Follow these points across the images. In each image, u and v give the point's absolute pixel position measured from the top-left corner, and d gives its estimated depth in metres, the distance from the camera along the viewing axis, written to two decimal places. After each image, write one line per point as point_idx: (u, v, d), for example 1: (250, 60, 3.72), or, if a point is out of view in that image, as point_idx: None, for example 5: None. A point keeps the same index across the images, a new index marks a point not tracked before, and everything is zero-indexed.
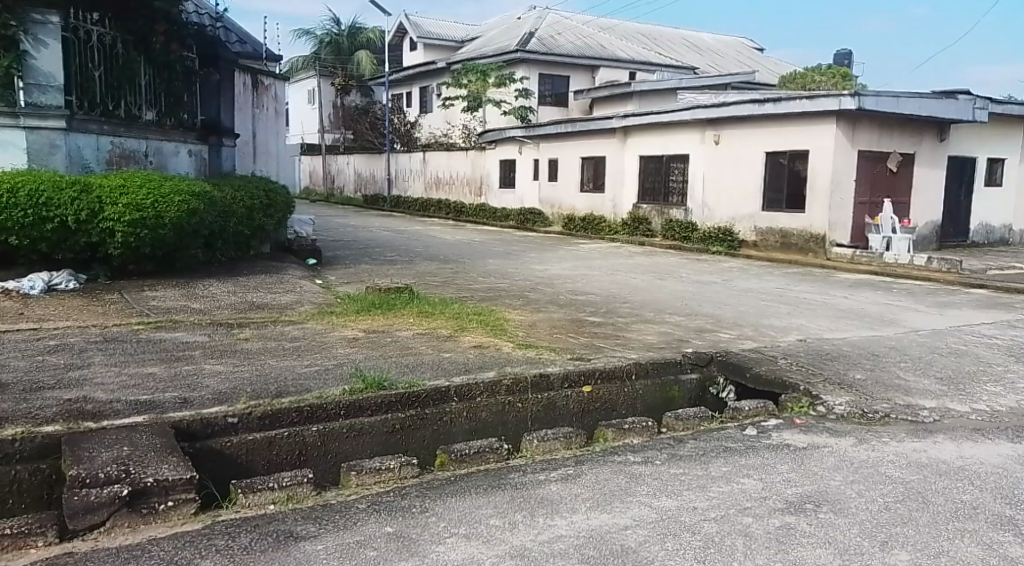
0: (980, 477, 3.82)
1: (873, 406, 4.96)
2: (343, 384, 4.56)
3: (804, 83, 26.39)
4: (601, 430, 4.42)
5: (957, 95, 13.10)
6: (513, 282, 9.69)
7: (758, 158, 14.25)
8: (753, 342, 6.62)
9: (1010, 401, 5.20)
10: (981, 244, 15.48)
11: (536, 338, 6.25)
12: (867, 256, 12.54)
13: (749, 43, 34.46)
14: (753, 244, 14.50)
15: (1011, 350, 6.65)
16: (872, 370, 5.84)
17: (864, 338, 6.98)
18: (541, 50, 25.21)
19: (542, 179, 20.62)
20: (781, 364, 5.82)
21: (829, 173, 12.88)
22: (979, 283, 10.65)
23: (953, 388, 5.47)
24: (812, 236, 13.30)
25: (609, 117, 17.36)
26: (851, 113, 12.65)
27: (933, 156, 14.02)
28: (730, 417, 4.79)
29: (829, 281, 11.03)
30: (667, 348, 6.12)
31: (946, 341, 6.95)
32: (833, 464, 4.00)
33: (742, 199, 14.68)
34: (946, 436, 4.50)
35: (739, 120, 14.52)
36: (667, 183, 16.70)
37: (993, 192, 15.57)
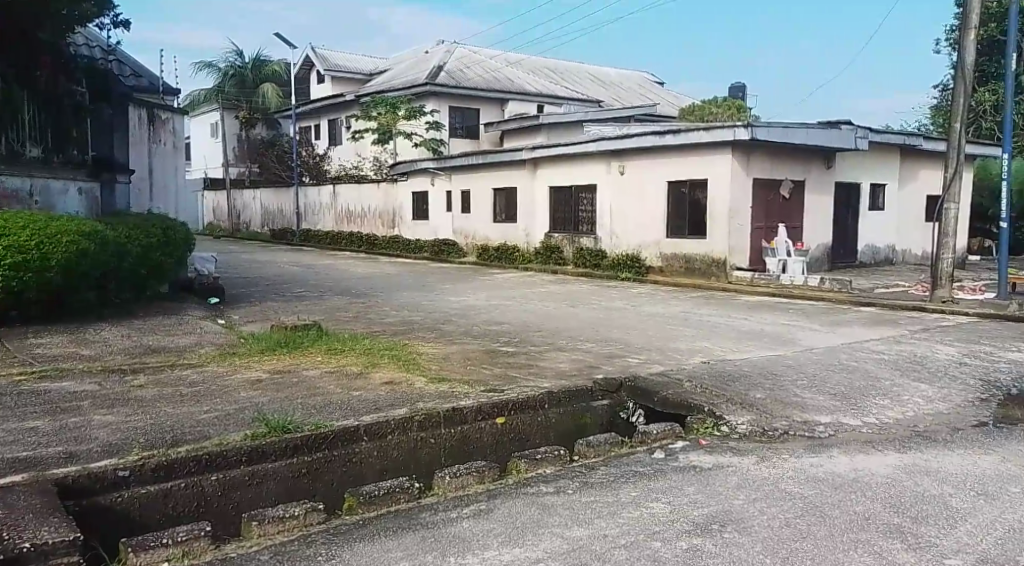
0: (871, 488, 4.02)
1: (773, 424, 5.15)
2: (245, 429, 4.38)
3: (702, 115, 27.62)
4: (514, 462, 4.40)
5: (840, 125, 13.96)
6: (426, 315, 9.62)
7: (662, 187, 14.75)
8: (660, 366, 6.79)
9: (897, 413, 5.51)
10: (868, 264, 16.45)
11: (449, 371, 6.21)
12: (765, 279, 13.13)
13: (650, 77, 35.86)
14: (660, 269, 14.92)
15: (897, 365, 7.07)
16: (771, 389, 6.07)
17: (764, 358, 7.27)
18: (449, 83, 25.42)
19: (454, 211, 20.69)
20: (686, 387, 5.98)
21: (727, 201, 13.47)
22: (867, 301, 11.31)
23: (846, 403, 5.75)
24: (714, 261, 13.82)
25: (518, 149, 17.65)
26: (745, 144, 13.29)
27: (821, 183, 14.87)
28: (639, 442, 4.88)
29: (731, 304, 11.47)
30: (578, 376, 6.19)
31: (839, 358, 7.33)
32: (737, 483, 4.12)
33: (648, 226, 15.12)
34: (841, 450, 4.71)
35: (642, 152, 15.02)
36: (576, 212, 17.02)
37: (877, 215, 16.61)
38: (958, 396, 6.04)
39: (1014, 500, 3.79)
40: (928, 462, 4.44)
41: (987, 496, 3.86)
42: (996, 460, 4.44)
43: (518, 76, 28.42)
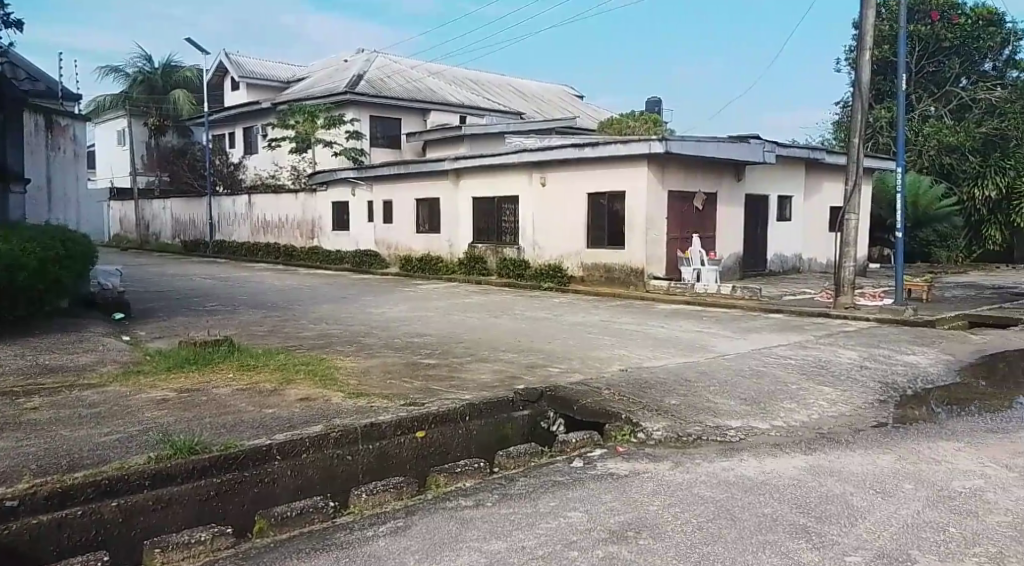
0: (779, 490, 4.16)
1: (687, 429, 5.30)
2: (149, 451, 4.19)
3: (620, 129, 28.24)
4: (433, 476, 4.35)
5: (749, 139, 14.49)
6: (345, 327, 9.44)
7: (581, 199, 14.99)
8: (580, 374, 6.86)
9: (803, 416, 5.75)
10: (777, 272, 17.14)
11: (368, 385, 6.09)
12: (680, 287, 13.50)
13: (570, 90, 36.46)
14: (581, 279, 15.11)
15: (803, 369, 7.38)
16: (685, 395, 6.22)
17: (678, 365, 7.45)
18: (369, 92, 25.12)
19: (375, 221, 20.45)
20: (606, 395, 6.06)
21: (644, 213, 13.79)
22: (776, 308, 11.77)
23: (755, 407, 5.95)
24: (633, 270, 14.11)
25: (441, 159, 17.60)
26: (660, 157, 13.66)
27: (732, 194, 15.43)
28: (559, 451, 4.91)
29: (649, 312, 11.73)
30: (499, 387, 6.19)
31: (749, 363, 7.59)
32: (652, 489, 4.20)
33: (569, 236, 15.31)
34: (751, 453, 4.87)
35: (562, 164, 15.23)
36: (499, 222, 17.05)
37: (784, 226, 17.34)
38: (859, 398, 6.35)
39: (908, 496, 4.00)
40: (831, 462, 4.64)
41: (884, 493, 4.06)
42: (892, 459, 4.68)
43: (439, 86, 28.42)
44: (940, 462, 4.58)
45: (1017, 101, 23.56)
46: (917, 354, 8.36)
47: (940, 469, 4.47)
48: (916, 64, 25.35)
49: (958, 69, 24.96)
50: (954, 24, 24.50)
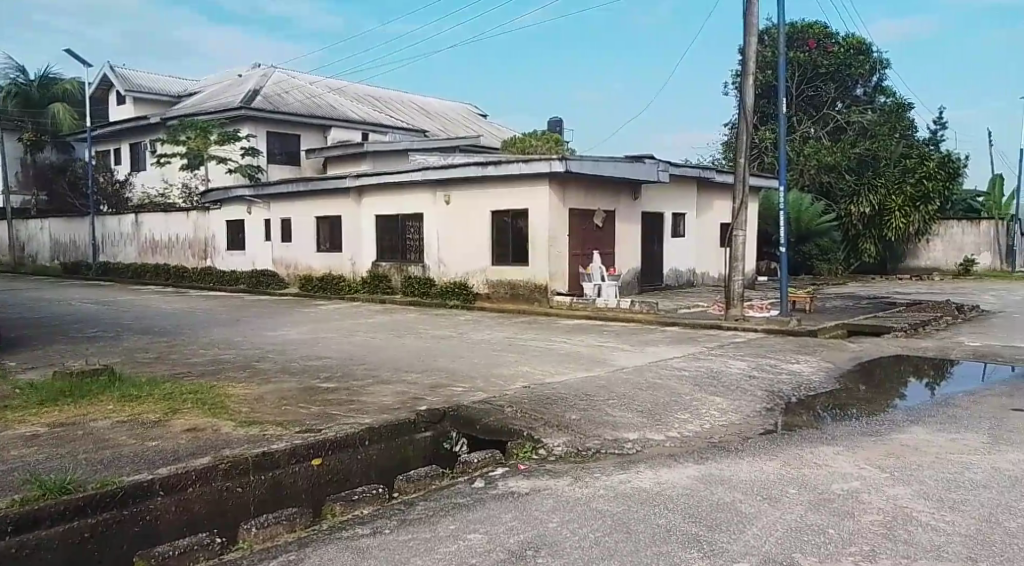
0: (673, 500, 4.27)
1: (586, 444, 5.38)
2: (15, 493, 3.93)
3: (523, 147, 28.63)
4: (329, 505, 4.22)
5: (644, 159, 14.97)
6: (239, 352, 9.09)
7: (485, 216, 15.06)
8: (483, 393, 6.85)
9: (695, 426, 5.95)
10: (673, 287, 17.72)
11: (262, 412, 5.86)
12: (583, 303, 13.73)
13: (472, 108, 36.71)
14: (486, 296, 15.13)
15: (697, 380, 7.63)
16: (585, 410, 6.30)
17: (579, 380, 7.55)
18: (266, 108, 24.45)
19: (274, 241, 19.86)
20: (507, 413, 6.07)
21: (546, 230, 14.00)
22: (672, 321, 12.16)
23: (651, 419, 6.10)
24: (537, 286, 14.26)
25: (342, 177, 17.33)
26: (560, 175, 13.93)
27: (630, 212, 15.89)
28: (460, 472, 4.87)
29: (552, 327, 11.89)
30: (399, 409, 6.08)
31: (646, 376, 7.80)
32: (552, 506, 4.21)
33: (473, 253, 15.33)
34: (647, 465, 4.98)
35: (465, 182, 15.28)
36: (402, 240, 16.88)
37: (679, 242, 17.99)
38: (747, 406, 6.62)
39: (792, 501, 4.19)
40: (722, 470, 4.81)
41: (770, 499, 4.23)
42: (778, 465, 4.89)
43: (340, 103, 28.00)
44: (821, 466, 4.83)
45: (885, 123, 25.46)
46: (801, 362, 8.82)
47: (820, 473, 4.71)
48: (796, 89, 26.98)
49: (833, 94, 26.70)
50: (829, 52, 26.57)
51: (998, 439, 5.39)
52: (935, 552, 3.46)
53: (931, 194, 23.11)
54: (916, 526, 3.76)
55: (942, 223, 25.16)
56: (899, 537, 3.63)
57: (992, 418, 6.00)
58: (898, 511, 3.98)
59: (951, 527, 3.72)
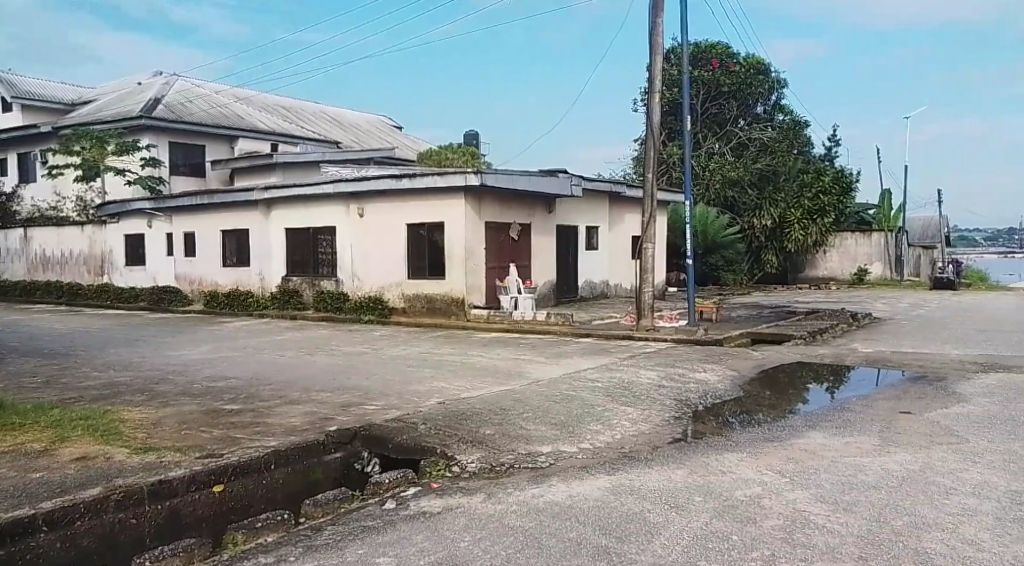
0: (583, 513, 4.30)
1: (499, 459, 5.37)
2: None
3: (439, 160, 28.55)
4: (230, 534, 4.05)
5: (558, 173, 15.17)
6: (137, 373, 8.65)
7: (399, 229, 14.90)
8: (396, 410, 6.73)
9: (608, 436, 6.04)
10: (588, 298, 17.99)
11: (160, 438, 5.58)
12: (499, 316, 13.75)
13: (386, 119, 36.41)
14: (402, 310, 14.94)
15: (608, 391, 7.74)
16: (499, 424, 6.29)
17: (494, 394, 7.53)
18: (169, 117, 23.49)
19: (177, 255, 19.05)
20: (421, 431, 5.99)
21: (462, 244, 13.97)
22: (587, 333, 12.33)
23: (564, 431, 6.16)
24: (453, 300, 14.19)
25: (249, 190, 16.82)
26: (476, 189, 13.95)
27: (544, 225, 16.06)
28: (371, 493, 4.74)
29: (469, 341, 11.87)
30: (308, 430, 5.90)
31: (560, 388, 7.85)
32: (464, 524, 4.17)
33: (388, 266, 15.12)
34: (559, 478, 5.00)
35: (380, 195, 15.10)
36: (314, 255, 16.49)
37: (593, 255, 18.30)
38: (657, 415, 6.77)
39: (697, 508, 4.29)
40: (632, 481, 4.88)
41: (677, 508, 4.32)
42: (686, 473, 5.02)
43: (248, 114, 27.24)
44: (725, 473, 4.98)
45: (783, 141, 26.42)
46: (708, 370, 9.11)
47: (724, 479, 4.85)
48: (701, 106, 28.01)
49: (735, 111, 27.81)
50: (731, 71, 27.71)
51: (888, 440, 5.71)
52: (830, 553, 3.60)
53: (827, 207, 24.69)
54: (813, 529, 3.91)
55: (837, 235, 26.69)
56: (797, 540, 3.77)
57: (883, 421, 6.34)
58: (796, 514, 4.13)
59: (844, 529, 3.89)
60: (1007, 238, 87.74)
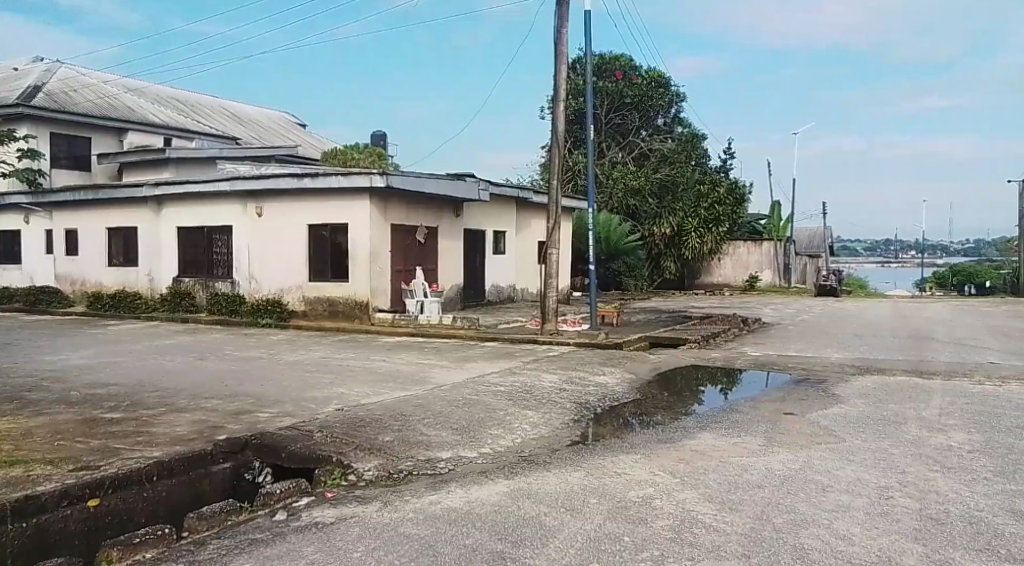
0: (480, 518, 4.29)
1: (398, 466, 5.29)
2: None
3: (344, 160, 28.01)
4: (103, 552, 3.81)
5: (464, 177, 15.16)
6: (8, 381, 8.03)
7: (301, 230, 14.49)
8: (291, 418, 6.52)
9: (508, 440, 6.06)
10: (494, 303, 18.02)
11: (29, 450, 5.19)
12: (404, 319, 13.58)
13: (289, 117, 35.40)
14: (303, 314, 14.52)
15: (510, 395, 7.77)
16: (399, 431, 6.20)
17: (395, 400, 7.41)
18: (50, 106, 22.01)
19: (57, 254, 17.85)
20: (316, 439, 5.82)
21: (366, 245, 13.72)
22: (492, 336, 12.36)
23: (465, 436, 6.14)
24: (356, 303, 13.90)
25: (139, 186, 15.97)
26: (381, 191, 13.75)
27: (450, 229, 16.00)
28: (260, 505, 4.56)
29: (371, 345, 11.67)
30: (195, 439, 5.64)
31: (463, 393, 7.82)
32: (358, 534, 4.08)
33: (289, 269, 14.67)
34: (457, 484, 4.97)
35: (280, 195, 14.65)
36: (208, 256, 15.81)
37: (499, 259, 18.36)
38: (556, 419, 6.84)
39: (592, 511, 4.36)
40: (529, 485, 4.91)
41: (572, 510, 4.38)
42: (583, 475, 5.09)
43: (139, 106, 25.89)
44: (620, 474, 5.09)
45: (682, 152, 27.42)
46: (608, 373, 9.31)
47: (620, 481, 4.95)
48: (605, 116, 28.65)
49: (637, 122, 28.63)
50: (633, 83, 28.53)
51: (773, 440, 5.98)
52: (715, 551, 3.73)
53: (722, 217, 25.93)
54: (701, 528, 4.05)
55: (731, 243, 27.89)
56: (685, 539, 3.89)
57: (768, 422, 6.66)
58: (686, 514, 4.26)
59: (730, 527, 4.04)
60: (885, 248, 94.04)
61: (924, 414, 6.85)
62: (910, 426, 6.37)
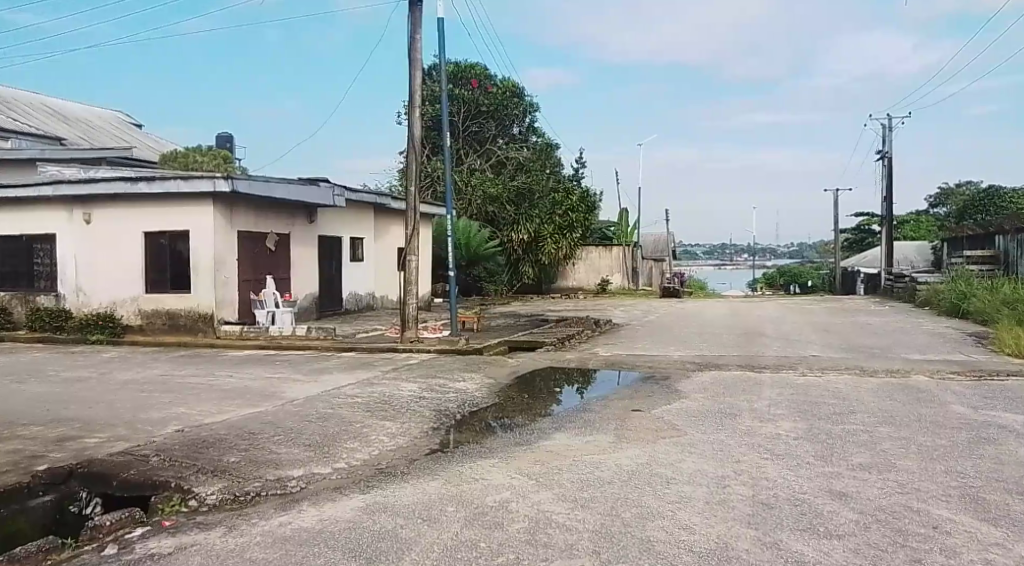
0: (332, 537, 4.15)
1: (244, 488, 5.02)
2: None
3: (186, 163, 26.41)
4: None
5: (318, 182, 14.69)
6: None
7: (136, 238, 13.48)
8: (124, 442, 6.05)
9: (364, 454, 5.92)
10: (352, 311, 17.61)
11: None
12: (254, 331, 12.97)
13: (122, 116, 32.90)
14: (139, 328, 13.51)
15: (367, 407, 7.60)
16: (246, 450, 5.90)
17: (242, 418, 7.05)
18: None
19: None
20: (153, 463, 5.43)
21: (210, 254, 12.99)
22: (349, 346, 12.06)
23: (319, 451, 5.94)
24: (200, 315, 13.12)
25: None
26: (226, 196, 13.08)
27: (302, 236, 15.46)
28: (85, 540, 4.17)
29: (217, 360, 11.05)
30: (8, 473, 5.10)
31: (316, 407, 7.56)
32: (198, 563, 3.83)
33: (123, 280, 13.60)
34: (309, 502, 4.78)
35: (111, 201, 13.56)
36: (29, 266, 14.35)
37: (357, 266, 17.96)
38: (414, 428, 6.76)
39: (449, 519, 4.34)
40: (386, 498, 4.82)
41: (429, 520, 4.33)
42: (439, 484, 5.05)
43: None
44: (476, 480, 5.10)
45: (537, 160, 28.16)
46: (466, 379, 9.33)
47: (476, 487, 4.96)
48: (461, 123, 28.89)
49: (493, 131, 29.08)
50: (489, 92, 28.97)
51: (621, 437, 6.23)
52: (568, 550, 3.82)
53: (576, 223, 26.93)
54: (555, 528, 4.14)
55: (584, 249, 28.99)
56: (539, 541, 3.96)
57: (618, 419, 6.93)
58: (541, 516, 4.34)
59: (582, 525, 4.16)
60: (721, 253, 100.74)
61: (756, 405, 7.39)
62: (744, 418, 6.84)
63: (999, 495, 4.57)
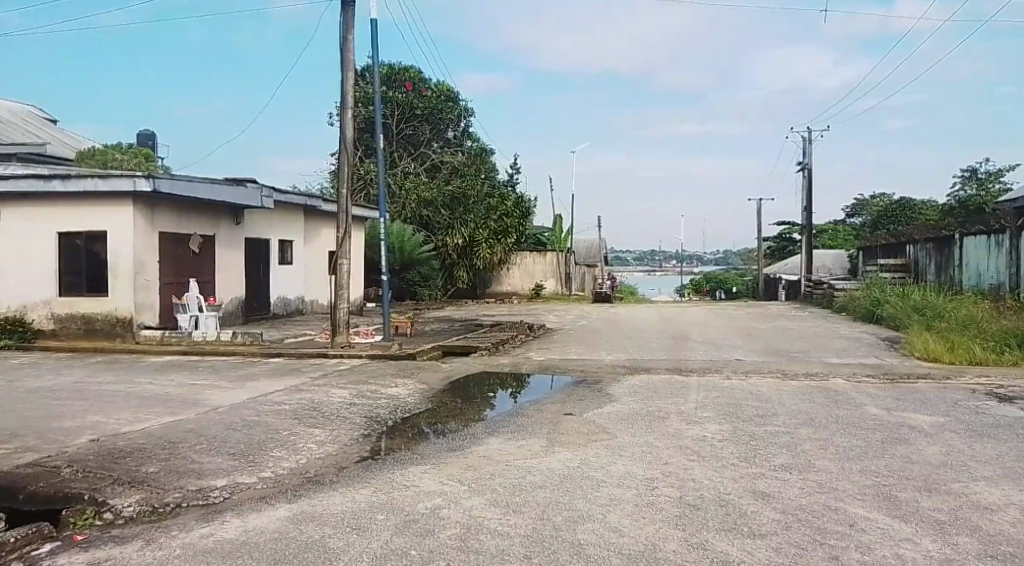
0: (256, 548, 4.03)
1: (164, 499, 4.83)
2: None
3: (104, 160, 25.34)
4: None
5: (245, 183, 14.31)
6: None
7: (49, 239, 12.83)
8: (34, 453, 5.73)
9: (291, 462, 5.78)
10: (280, 316, 17.20)
11: None
12: (176, 337, 12.53)
13: (33, 111, 31.31)
14: (52, 333, 12.84)
15: (295, 414, 7.42)
16: (166, 460, 5.67)
17: (162, 426, 6.78)
18: None
19: None
20: (64, 475, 5.16)
21: (130, 255, 12.50)
22: (276, 352, 11.77)
23: (244, 460, 5.77)
24: (118, 319, 12.59)
25: None
26: (147, 196, 12.61)
27: (228, 239, 15.05)
28: None
29: (136, 367, 10.59)
30: None
31: (240, 415, 7.32)
32: None
33: (34, 282, 12.91)
34: (233, 513, 4.64)
35: (21, 199, 12.87)
36: None
37: (286, 270, 17.57)
38: (344, 435, 6.64)
39: (379, 528, 4.27)
40: (313, 507, 4.71)
41: (358, 529, 4.26)
42: (369, 492, 4.97)
43: None
44: (407, 487, 5.04)
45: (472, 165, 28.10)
46: (398, 385, 9.22)
47: (407, 494, 4.91)
48: (395, 125, 28.64)
49: (427, 134, 28.96)
50: (423, 96, 28.88)
51: (553, 441, 6.26)
52: (499, 556, 3.81)
53: (510, 229, 26.50)
54: (486, 533, 4.12)
55: (518, 254, 29.02)
56: (471, 547, 3.94)
57: (550, 423, 6.97)
58: (472, 521, 4.32)
59: (513, 530, 4.16)
60: (651, 258, 102.77)
61: (683, 408, 7.55)
62: (671, 421, 6.96)
63: (909, 492, 4.80)
